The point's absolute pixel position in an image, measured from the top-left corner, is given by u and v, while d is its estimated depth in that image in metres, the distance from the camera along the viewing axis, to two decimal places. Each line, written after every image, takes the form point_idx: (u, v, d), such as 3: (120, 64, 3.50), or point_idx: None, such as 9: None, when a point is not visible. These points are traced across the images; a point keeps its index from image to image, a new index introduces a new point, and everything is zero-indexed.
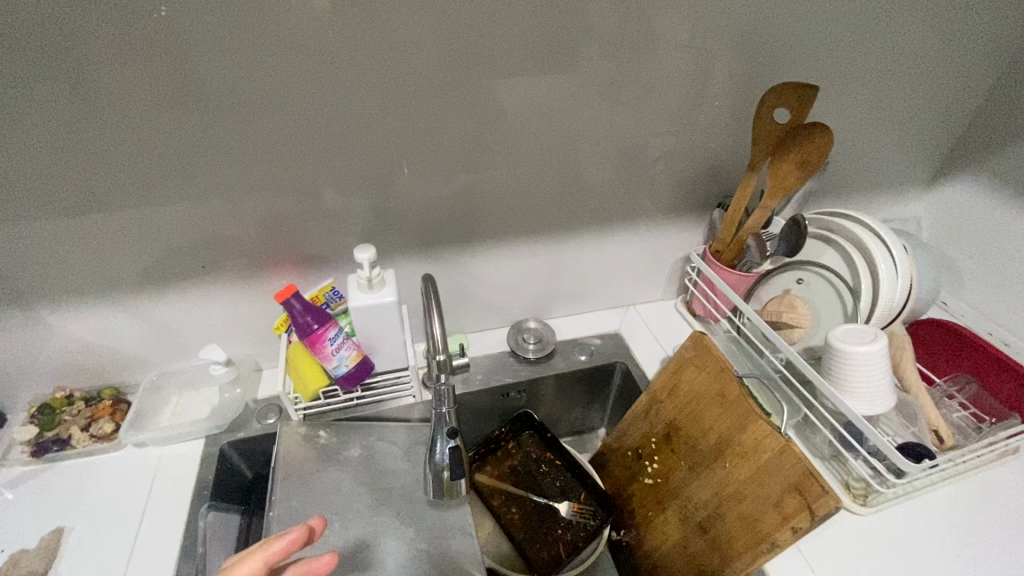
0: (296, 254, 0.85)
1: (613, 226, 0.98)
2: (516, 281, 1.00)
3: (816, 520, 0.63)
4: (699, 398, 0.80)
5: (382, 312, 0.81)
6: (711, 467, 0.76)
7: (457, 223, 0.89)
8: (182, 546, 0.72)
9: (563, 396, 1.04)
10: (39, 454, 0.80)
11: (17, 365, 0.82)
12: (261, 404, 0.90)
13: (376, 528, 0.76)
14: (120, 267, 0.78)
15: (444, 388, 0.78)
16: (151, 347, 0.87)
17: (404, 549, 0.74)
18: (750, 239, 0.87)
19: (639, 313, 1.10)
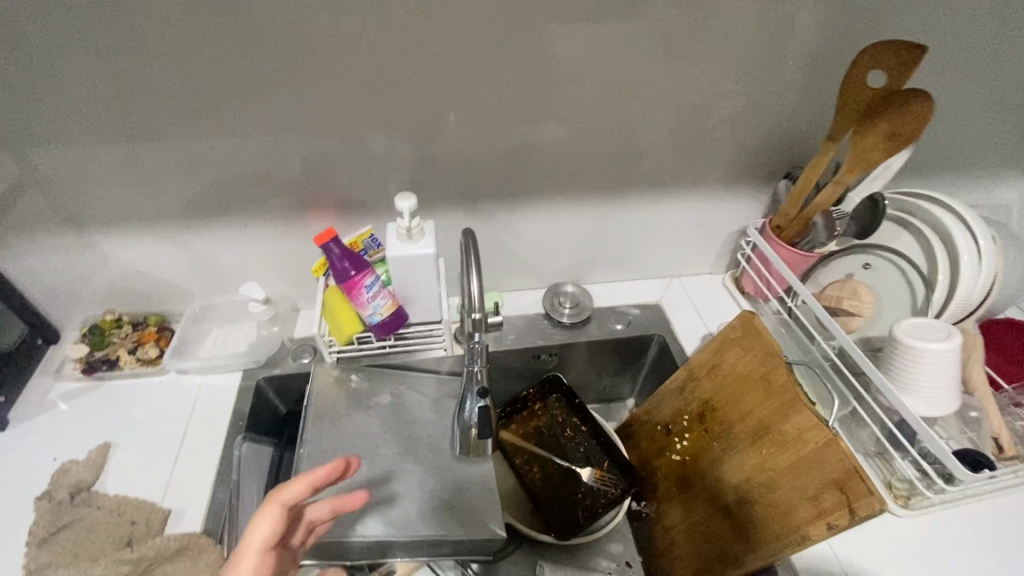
0: (338, 197, 0.83)
1: (666, 191, 0.92)
2: (558, 242, 0.96)
3: (855, 520, 0.61)
4: (741, 379, 0.76)
5: (419, 263, 0.79)
6: (746, 452, 0.74)
7: (502, 176, 0.85)
8: (217, 473, 0.75)
9: (596, 363, 1.02)
10: (89, 372, 0.84)
11: (71, 285, 0.85)
12: (296, 343, 0.91)
13: (400, 475, 0.77)
14: (167, 197, 0.79)
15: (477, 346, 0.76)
16: (194, 279, 0.89)
17: (425, 498, 0.76)
18: (818, 214, 0.82)
19: (682, 286, 1.04)
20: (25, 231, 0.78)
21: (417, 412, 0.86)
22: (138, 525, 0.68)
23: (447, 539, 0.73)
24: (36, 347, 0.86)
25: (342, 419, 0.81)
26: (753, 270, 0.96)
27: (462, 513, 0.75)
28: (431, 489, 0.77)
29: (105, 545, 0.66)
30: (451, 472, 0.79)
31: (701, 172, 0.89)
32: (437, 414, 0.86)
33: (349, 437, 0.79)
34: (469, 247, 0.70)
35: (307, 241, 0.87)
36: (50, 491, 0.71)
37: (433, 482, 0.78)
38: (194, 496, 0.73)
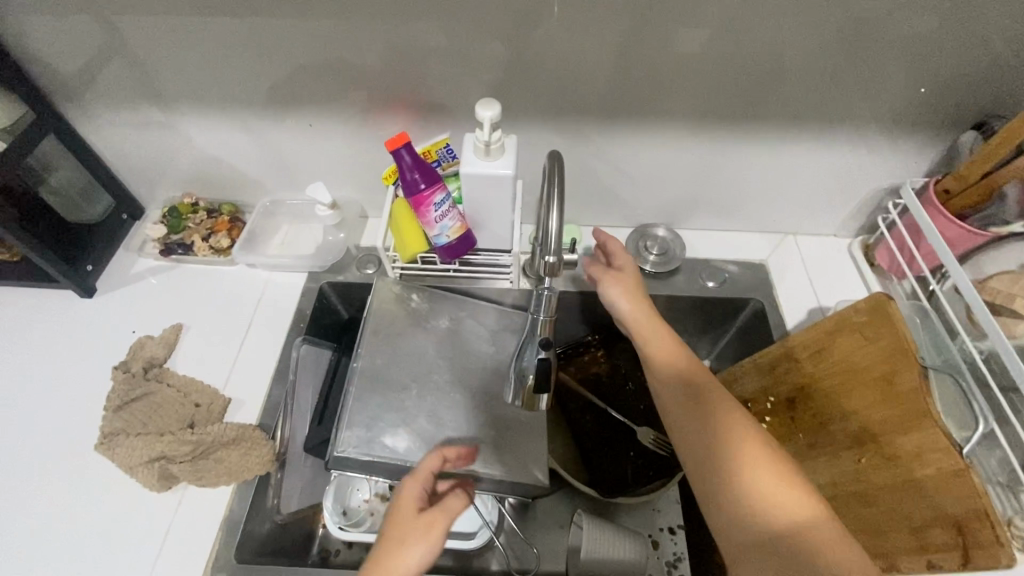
0: (415, 98, 0.74)
1: (800, 129, 0.75)
2: (655, 177, 0.83)
3: (969, 566, 0.53)
4: (853, 372, 0.63)
5: (494, 184, 0.70)
6: (838, 455, 0.63)
7: (604, 92, 0.71)
8: (276, 371, 0.76)
9: (674, 321, 0.91)
10: (166, 254, 0.85)
11: (152, 164, 0.85)
12: (361, 252, 0.88)
13: (448, 405, 0.74)
14: (239, 79, 0.73)
15: (546, 293, 0.57)
16: (266, 172, 0.86)
17: (470, 433, 0.74)
18: (1014, 184, 0.64)
19: (797, 246, 0.90)
20: (106, 102, 0.76)
21: (474, 343, 0.81)
22: (200, 409, 0.71)
23: (486, 477, 0.71)
24: (122, 221, 0.89)
25: (398, 338, 0.79)
26: (893, 242, 0.80)
27: (505, 455, 0.73)
28: (477, 424, 0.74)
29: (170, 422, 0.69)
30: (501, 411, 0.76)
31: (848, 112, 0.72)
32: (495, 346, 0.82)
33: (403, 358, 0.77)
34: (552, 168, 0.57)
35: (380, 144, 0.80)
36: (126, 363, 0.74)
37: (480, 418, 0.75)
38: (253, 390, 0.74)
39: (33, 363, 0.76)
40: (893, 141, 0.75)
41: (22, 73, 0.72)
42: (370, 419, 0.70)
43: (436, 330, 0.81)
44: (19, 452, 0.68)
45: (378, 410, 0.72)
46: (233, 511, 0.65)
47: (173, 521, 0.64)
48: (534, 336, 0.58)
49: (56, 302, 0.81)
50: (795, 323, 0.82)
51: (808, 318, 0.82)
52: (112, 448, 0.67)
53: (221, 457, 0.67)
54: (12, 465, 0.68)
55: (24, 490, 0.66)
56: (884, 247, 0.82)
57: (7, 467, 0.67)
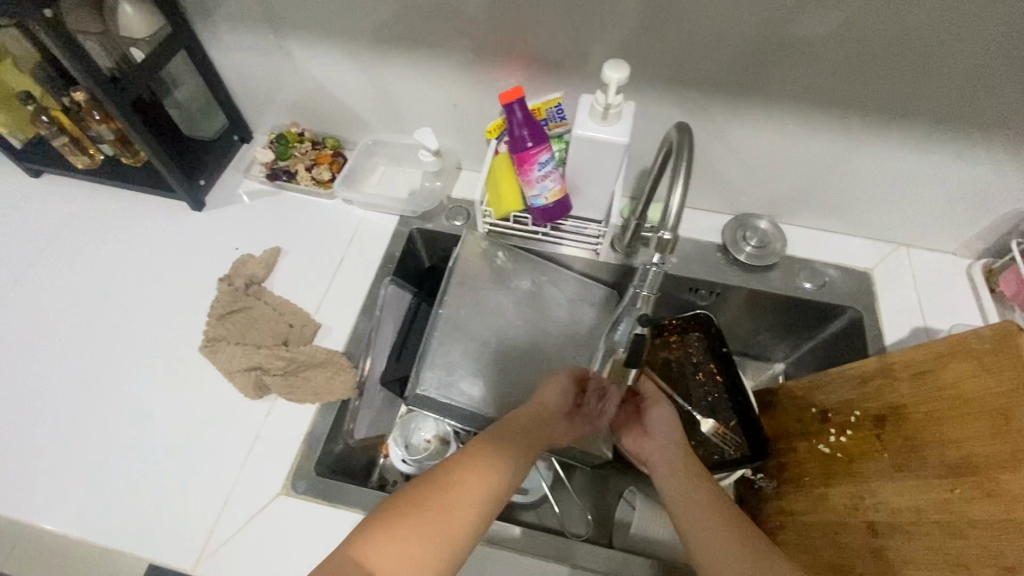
0: (535, 52, 0.72)
1: (946, 132, 0.68)
2: (768, 165, 0.79)
3: None
4: (962, 399, 0.60)
5: (604, 150, 0.68)
6: (928, 481, 0.60)
7: (736, 68, 0.67)
8: (363, 304, 0.79)
9: (756, 316, 0.89)
10: (271, 180, 0.88)
11: (268, 89, 0.88)
12: (452, 203, 0.89)
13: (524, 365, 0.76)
14: (364, 13, 0.73)
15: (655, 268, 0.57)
16: (374, 111, 0.87)
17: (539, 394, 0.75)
18: None
19: (909, 258, 0.84)
20: (235, 22, 0.78)
21: (553, 309, 0.82)
22: (293, 330, 0.75)
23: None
24: (233, 142, 0.93)
25: (482, 292, 0.80)
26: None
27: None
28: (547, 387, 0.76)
29: (266, 337, 0.74)
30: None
31: (1010, 121, 0.65)
32: (573, 314, 0.82)
33: (485, 313, 0.78)
34: (683, 146, 0.55)
35: (490, 96, 0.79)
36: (230, 278, 0.79)
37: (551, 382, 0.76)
38: (340, 319, 0.78)
39: (148, 265, 0.82)
40: None
41: None
42: (450, 365, 0.73)
43: (519, 290, 0.81)
44: (134, 343, 0.75)
45: (458, 360, 0.74)
46: (314, 429, 0.69)
47: (261, 428, 0.69)
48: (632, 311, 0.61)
49: (170, 211, 0.87)
50: (895, 340, 0.77)
51: (910, 337, 0.77)
52: (214, 352, 0.72)
53: (308, 376, 0.71)
54: (128, 354, 0.74)
55: (136, 378, 0.73)
56: (1011, 273, 0.76)
57: (124, 355, 0.74)
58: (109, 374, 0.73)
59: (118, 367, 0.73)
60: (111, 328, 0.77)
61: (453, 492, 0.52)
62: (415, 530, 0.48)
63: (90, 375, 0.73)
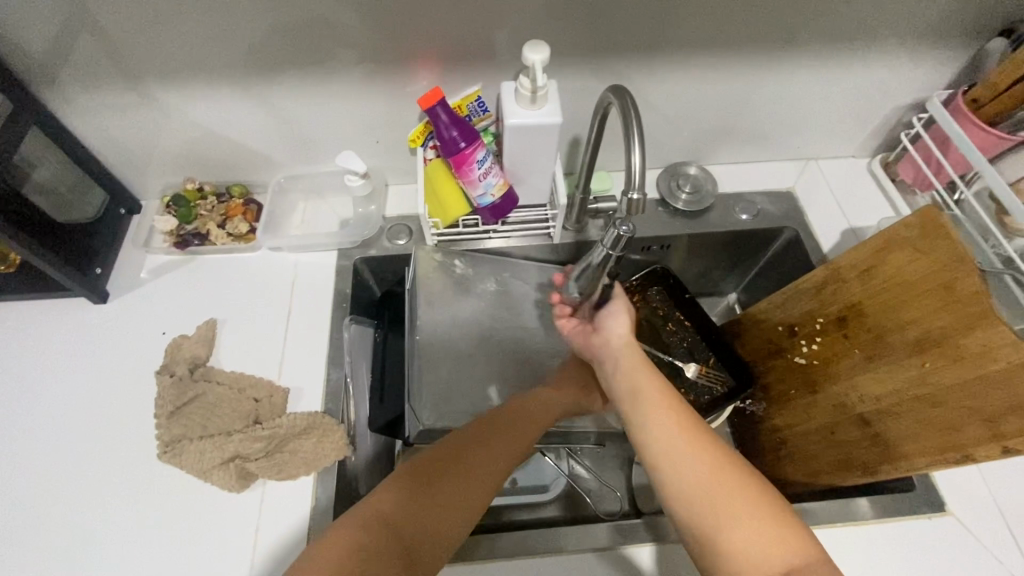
0: (441, 49, 0.68)
1: (832, 50, 0.74)
2: (686, 114, 0.82)
3: (1008, 454, 0.57)
4: (907, 284, 0.66)
5: (540, 133, 0.67)
6: (900, 363, 0.66)
7: (643, 26, 0.68)
8: (329, 353, 0.73)
9: (705, 258, 0.93)
10: (181, 247, 0.79)
11: (149, 148, 0.77)
12: (390, 222, 0.84)
13: None
14: (243, 41, 0.65)
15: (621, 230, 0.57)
16: (278, 146, 0.79)
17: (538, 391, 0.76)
18: None
19: (821, 170, 0.92)
20: (89, 80, 0.67)
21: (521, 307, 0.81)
22: (261, 404, 0.67)
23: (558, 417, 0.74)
24: (120, 217, 0.81)
25: (448, 307, 0.78)
26: (918, 154, 0.83)
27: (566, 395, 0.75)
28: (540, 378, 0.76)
29: (233, 421, 0.66)
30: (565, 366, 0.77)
31: (883, 28, 0.72)
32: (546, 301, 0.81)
33: (456, 328, 0.77)
34: (628, 108, 0.56)
35: (404, 103, 0.75)
36: (169, 367, 0.70)
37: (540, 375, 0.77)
38: (309, 375, 0.71)
39: (61, 381, 0.70)
40: (921, 55, 0.76)
41: None
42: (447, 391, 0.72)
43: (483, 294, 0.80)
44: (73, 473, 0.64)
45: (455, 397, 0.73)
46: (319, 500, 0.63)
47: (260, 519, 0.62)
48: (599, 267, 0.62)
49: (68, 312, 0.75)
50: (831, 246, 0.85)
51: (842, 241, 0.85)
52: (178, 456, 0.64)
53: (295, 448, 0.65)
54: (69, 487, 0.64)
55: (90, 511, 0.62)
56: (907, 162, 0.86)
57: (64, 490, 0.63)
58: (52, 517, 0.62)
59: (62, 505, 0.63)
60: (38, 463, 0.65)
61: (401, 497, 0.52)
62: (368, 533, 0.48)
63: (27, 525, 0.62)
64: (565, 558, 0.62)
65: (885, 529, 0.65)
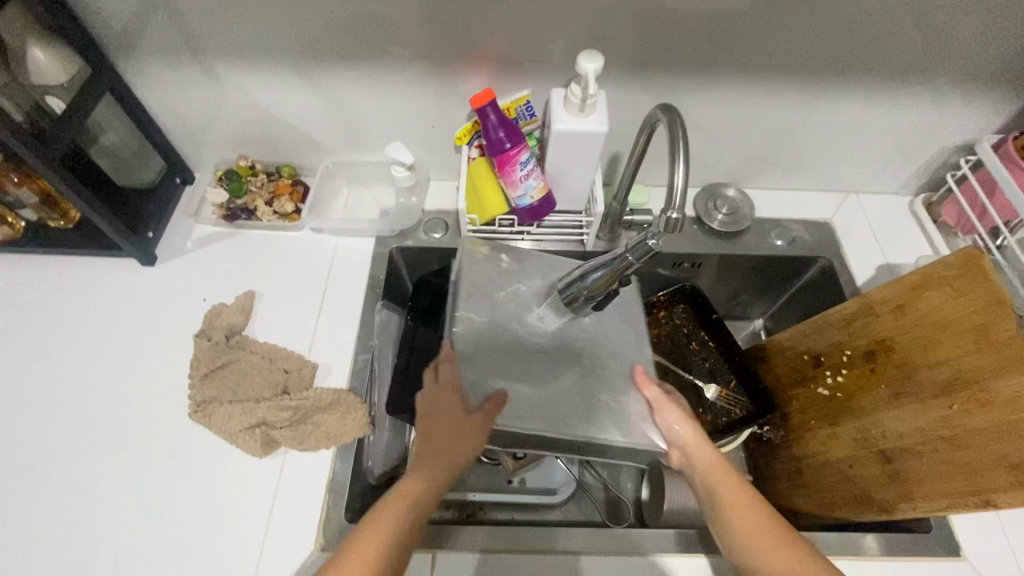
0: (497, 52, 0.71)
1: (882, 85, 0.74)
2: (729, 136, 0.82)
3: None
4: (942, 323, 0.65)
5: (585, 141, 0.69)
6: (926, 402, 0.66)
7: (694, 46, 0.69)
8: (359, 334, 0.75)
9: (735, 279, 0.92)
10: (230, 220, 0.82)
11: (209, 123, 0.81)
12: (428, 215, 0.86)
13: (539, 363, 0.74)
14: (308, 29, 0.68)
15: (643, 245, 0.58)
16: (330, 132, 0.82)
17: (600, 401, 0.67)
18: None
19: (861, 204, 0.92)
20: (162, 55, 0.71)
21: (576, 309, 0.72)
22: (291, 375, 0.70)
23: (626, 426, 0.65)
24: (175, 186, 0.86)
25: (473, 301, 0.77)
26: (963, 197, 0.82)
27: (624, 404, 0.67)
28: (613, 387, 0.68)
29: (263, 389, 0.68)
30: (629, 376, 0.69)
31: (936, 67, 0.72)
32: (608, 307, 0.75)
33: (510, 319, 0.70)
34: (676, 126, 0.57)
35: (455, 101, 0.77)
36: (207, 331, 0.73)
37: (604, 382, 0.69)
38: (337, 354, 0.73)
39: (104, 335, 0.74)
40: (972, 97, 0.76)
41: (74, 19, 0.67)
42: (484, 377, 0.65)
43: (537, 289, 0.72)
44: (107, 422, 0.68)
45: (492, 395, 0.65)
46: (336, 475, 0.65)
47: (278, 485, 0.64)
48: (619, 276, 0.62)
49: (117, 271, 0.79)
50: (865, 280, 0.84)
51: (876, 276, 0.84)
52: (208, 416, 0.67)
53: (319, 421, 0.67)
54: (103, 435, 0.67)
55: (119, 461, 0.65)
56: (951, 203, 0.85)
57: (98, 439, 0.66)
58: (83, 464, 0.65)
59: (94, 453, 0.66)
60: (76, 410, 0.68)
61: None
62: None
63: (61, 468, 0.65)
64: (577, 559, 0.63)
65: (892, 567, 0.64)
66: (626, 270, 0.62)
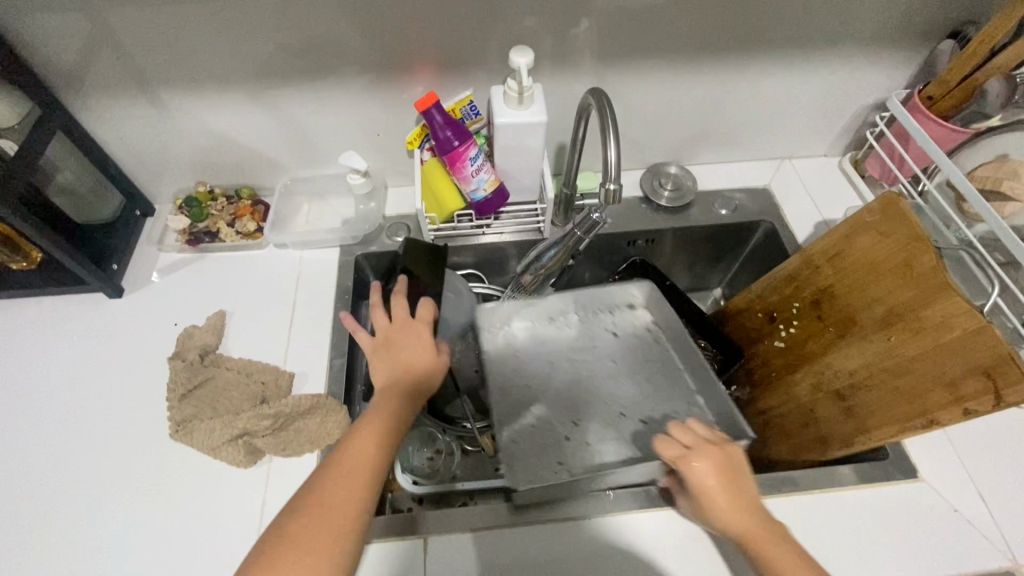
0: (437, 58, 0.75)
1: (796, 57, 0.81)
2: (665, 117, 0.88)
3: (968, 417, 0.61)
4: (873, 264, 0.70)
5: (528, 131, 0.73)
6: (869, 339, 0.70)
7: (620, 36, 0.74)
8: (333, 340, 0.77)
9: (688, 251, 0.97)
10: (193, 244, 0.83)
11: (164, 154, 0.83)
12: (390, 221, 0.89)
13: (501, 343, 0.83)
14: (254, 52, 0.71)
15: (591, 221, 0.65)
16: (285, 149, 0.85)
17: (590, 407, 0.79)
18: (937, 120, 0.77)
19: (794, 168, 0.98)
20: (112, 90, 0.73)
21: (624, 324, 0.85)
22: (268, 386, 0.72)
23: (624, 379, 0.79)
24: (135, 218, 0.87)
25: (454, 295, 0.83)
26: (883, 151, 0.89)
27: (638, 395, 0.80)
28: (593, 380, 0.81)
29: (242, 402, 0.70)
30: (625, 365, 0.83)
31: (843, 34, 0.78)
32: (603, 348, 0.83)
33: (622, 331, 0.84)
34: (605, 107, 0.62)
35: (403, 108, 0.81)
36: (180, 353, 0.74)
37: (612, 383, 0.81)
38: (313, 360, 0.75)
39: (76, 370, 0.74)
40: (879, 58, 0.82)
41: (20, 62, 0.68)
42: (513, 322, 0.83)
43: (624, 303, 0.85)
44: (86, 451, 0.68)
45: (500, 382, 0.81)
46: None
47: (266, 491, 0.66)
48: (572, 250, 0.69)
49: (83, 306, 0.79)
50: (805, 237, 0.90)
51: (815, 232, 0.90)
52: (189, 434, 0.67)
53: (299, 427, 0.69)
54: (83, 466, 0.67)
55: (104, 486, 0.66)
56: (874, 158, 0.92)
57: (79, 469, 0.67)
58: (66, 496, 0.65)
59: (77, 484, 0.66)
60: (55, 446, 0.68)
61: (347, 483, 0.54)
62: (320, 517, 0.51)
63: (43, 504, 0.65)
64: (574, 526, 0.66)
65: (858, 495, 0.68)
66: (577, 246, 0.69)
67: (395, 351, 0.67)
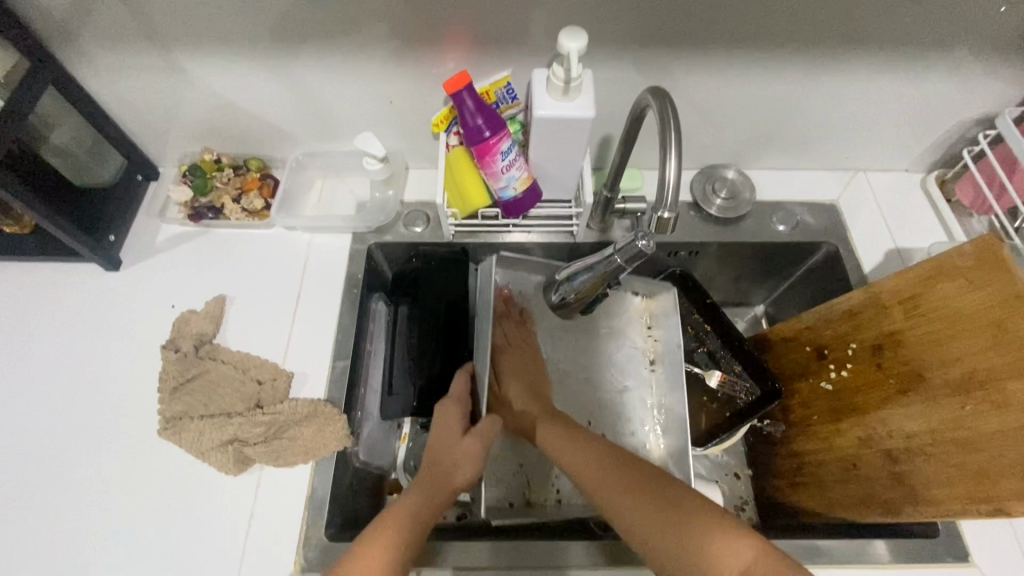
0: (474, 32, 0.64)
1: (898, 58, 0.68)
2: (728, 116, 0.76)
3: None
4: (955, 317, 0.60)
5: (570, 127, 0.63)
6: (936, 403, 0.61)
7: (692, 21, 0.63)
8: (337, 339, 0.71)
9: (735, 266, 0.88)
10: (196, 219, 0.77)
11: (167, 116, 0.75)
12: (408, 208, 0.81)
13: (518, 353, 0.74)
14: (265, 11, 0.62)
15: (637, 247, 0.55)
16: (298, 121, 0.77)
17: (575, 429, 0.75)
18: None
19: (867, 182, 0.86)
20: (110, 45, 0.65)
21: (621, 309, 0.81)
22: (264, 388, 0.67)
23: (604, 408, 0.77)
24: (136, 183, 0.81)
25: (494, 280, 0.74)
26: (980, 175, 0.77)
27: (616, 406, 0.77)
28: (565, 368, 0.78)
29: (235, 403, 0.65)
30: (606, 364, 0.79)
31: (962, 36, 0.65)
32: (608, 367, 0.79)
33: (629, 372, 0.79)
34: (666, 113, 0.52)
35: (431, 85, 0.71)
36: (175, 341, 0.69)
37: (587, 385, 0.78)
38: (315, 360, 0.70)
39: (67, 348, 0.70)
40: (999, 67, 0.69)
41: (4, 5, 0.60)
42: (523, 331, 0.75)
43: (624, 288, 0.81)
44: (71, 438, 0.65)
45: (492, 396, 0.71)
46: (316, 489, 0.63)
47: (255, 502, 0.62)
48: (608, 277, 0.59)
49: (77, 278, 0.74)
50: (872, 267, 0.79)
51: (884, 262, 0.79)
52: (178, 433, 0.63)
53: (294, 435, 0.64)
54: (68, 453, 0.64)
55: (87, 478, 0.62)
56: (966, 182, 0.80)
57: (63, 456, 0.64)
58: (49, 485, 0.62)
59: (62, 473, 0.63)
60: (40, 430, 0.65)
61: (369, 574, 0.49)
62: None
63: (29, 492, 0.62)
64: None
65: None
66: (615, 274, 0.60)
67: (448, 446, 0.62)
